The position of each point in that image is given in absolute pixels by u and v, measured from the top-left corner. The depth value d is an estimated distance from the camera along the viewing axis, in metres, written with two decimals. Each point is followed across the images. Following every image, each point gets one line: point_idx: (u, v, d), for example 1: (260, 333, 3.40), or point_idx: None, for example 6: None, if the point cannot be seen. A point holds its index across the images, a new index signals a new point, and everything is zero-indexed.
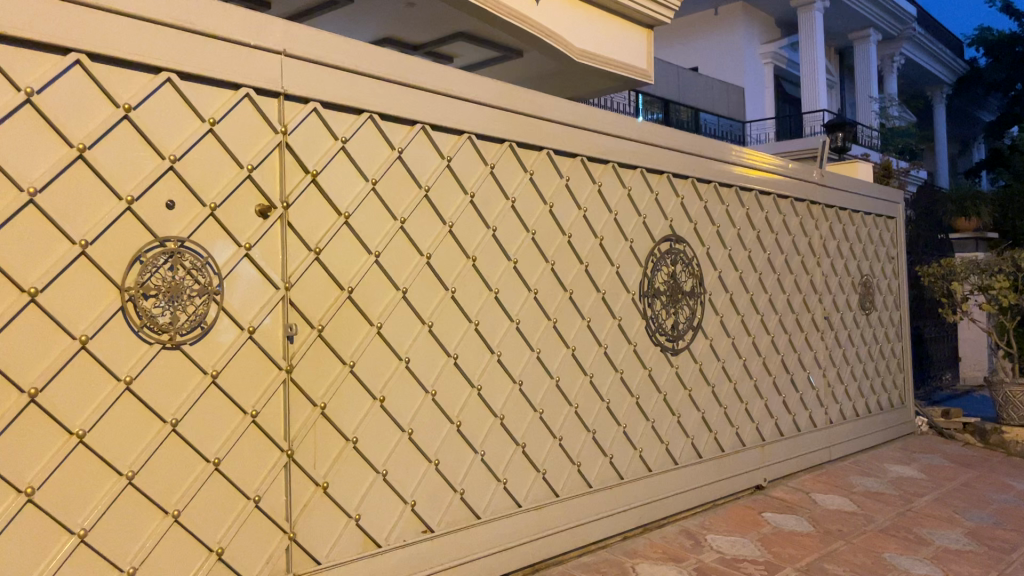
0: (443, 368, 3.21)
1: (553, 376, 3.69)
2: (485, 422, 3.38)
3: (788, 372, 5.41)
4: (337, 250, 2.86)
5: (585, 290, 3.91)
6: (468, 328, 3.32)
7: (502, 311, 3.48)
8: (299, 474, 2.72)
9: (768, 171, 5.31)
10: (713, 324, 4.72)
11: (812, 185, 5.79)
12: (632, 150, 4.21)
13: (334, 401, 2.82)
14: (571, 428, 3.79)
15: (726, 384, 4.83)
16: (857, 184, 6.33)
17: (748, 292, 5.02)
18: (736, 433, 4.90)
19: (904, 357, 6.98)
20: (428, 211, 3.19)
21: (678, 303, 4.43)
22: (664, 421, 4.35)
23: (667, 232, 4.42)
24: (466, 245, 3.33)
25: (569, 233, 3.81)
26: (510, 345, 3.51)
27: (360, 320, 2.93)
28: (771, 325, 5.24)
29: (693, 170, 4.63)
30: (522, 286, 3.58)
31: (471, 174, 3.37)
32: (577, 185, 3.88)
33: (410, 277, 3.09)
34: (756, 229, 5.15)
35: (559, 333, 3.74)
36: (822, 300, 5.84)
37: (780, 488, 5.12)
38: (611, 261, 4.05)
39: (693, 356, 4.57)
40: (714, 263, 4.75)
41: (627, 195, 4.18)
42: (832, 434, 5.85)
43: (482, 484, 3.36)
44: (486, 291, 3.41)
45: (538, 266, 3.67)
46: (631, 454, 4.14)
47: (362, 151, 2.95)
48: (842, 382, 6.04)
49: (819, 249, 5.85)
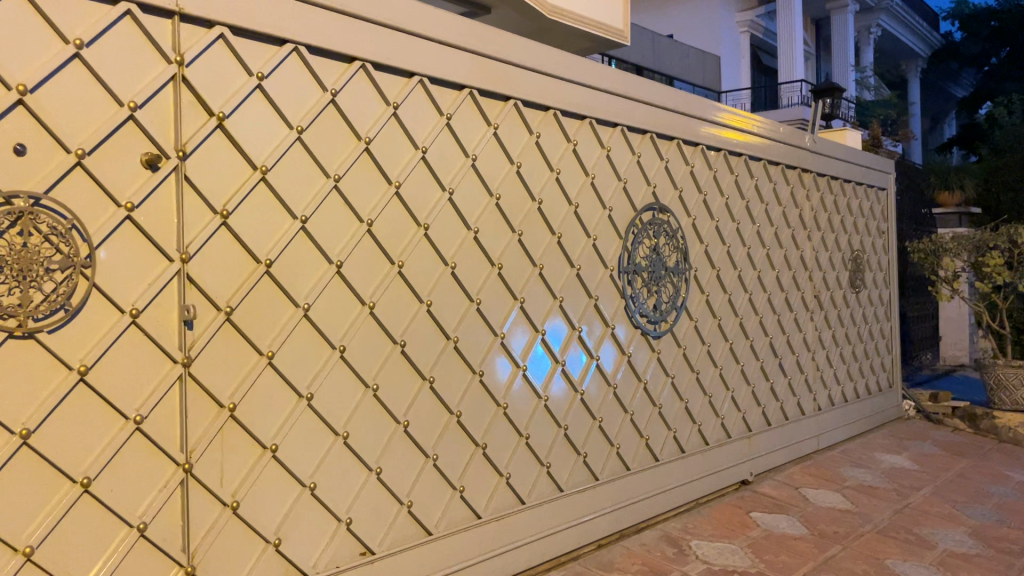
0: (388, 359, 2.68)
1: (519, 366, 3.18)
2: (439, 420, 2.87)
3: (776, 355, 4.95)
4: (251, 215, 2.30)
5: (557, 266, 3.39)
6: (420, 310, 2.78)
7: (460, 291, 2.95)
8: (201, 493, 2.18)
9: (758, 133, 4.80)
10: (699, 305, 4.23)
11: (803, 152, 5.30)
12: (613, 107, 3.67)
13: (247, 400, 2.28)
14: (540, 424, 3.29)
15: (711, 371, 4.35)
16: (849, 152, 5.85)
17: (736, 269, 4.54)
18: (721, 424, 4.44)
19: (893, 339, 6.56)
20: (370, 169, 2.63)
21: (661, 281, 3.93)
22: (644, 413, 3.87)
23: (649, 200, 3.91)
24: (417, 211, 2.78)
25: (540, 198, 3.28)
26: (469, 330, 2.98)
27: (282, 300, 2.38)
28: (759, 304, 4.77)
29: (678, 131, 4.10)
30: (484, 261, 3.05)
31: (423, 127, 2.82)
32: (548, 144, 3.34)
33: (347, 249, 2.54)
34: (745, 199, 4.66)
35: (527, 315, 3.23)
36: (813, 277, 5.37)
37: (767, 483, 4.67)
38: (586, 232, 3.54)
39: (676, 339, 4.08)
40: (701, 235, 4.25)
41: (606, 156, 3.65)
42: (820, 421, 5.42)
43: (434, 494, 2.84)
44: (441, 266, 2.88)
45: (503, 237, 3.14)
46: (607, 452, 3.66)
47: (285, 93, 2.39)
48: (831, 365, 5.60)
49: (810, 221, 5.37)
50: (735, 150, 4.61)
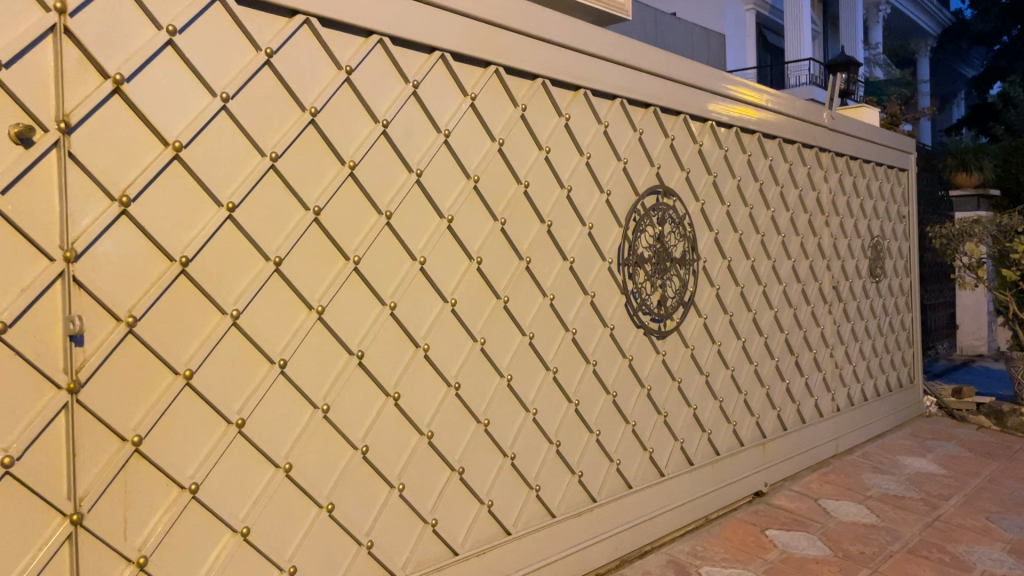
0: (343, 373, 2.25)
1: (503, 375, 2.76)
2: (407, 443, 2.44)
3: (792, 353, 4.51)
4: (162, 202, 1.86)
5: (546, 259, 2.95)
6: (382, 315, 2.34)
7: (432, 290, 2.53)
8: (96, 549, 1.75)
9: (772, 109, 4.35)
10: (709, 299, 3.79)
11: (821, 129, 4.85)
12: (611, 76, 3.21)
13: (158, 432, 1.85)
14: (527, 441, 2.86)
15: (722, 373, 3.92)
16: (869, 130, 5.39)
17: (749, 259, 4.10)
18: (733, 431, 4.01)
19: (914, 331, 6.12)
20: (319, 147, 2.19)
21: (668, 273, 3.49)
22: (647, 423, 3.45)
23: (653, 182, 3.46)
24: (378, 197, 2.34)
25: (526, 180, 2.84)
26: (441, 337, 2.55)
27: (205, 307, 1.95)
28: (774, 298, 4.33)
29: (684, 105, 3.65)
30: (460, 255, 2.62)
31: (385, 98, 2.37)
32: (536, 119, 2.90)
33: (290, 242, 2.11)
34: (758, 180, 4.20)
35: (511, 316, 2.80)
36: (831, 266, 4.93)
37: (782, 494, 4.26)
38: (580, 220, 3.10)
39: (683, 339, 3.64)
40: (710, 222, 3.80)
41: (603, 132, 3.20)
42: (839, 423, 5.00)
43: (401, 530, 2.42)
44: (408, 262, 2.44)
45: (483, 227, 2.71)
46: (606, 469, 3.23)
47: (206, 52, 1.94)
48: (850, 361, 5.16)
49: (828, 205, 4.92)
50: (748, 127, 4.16)
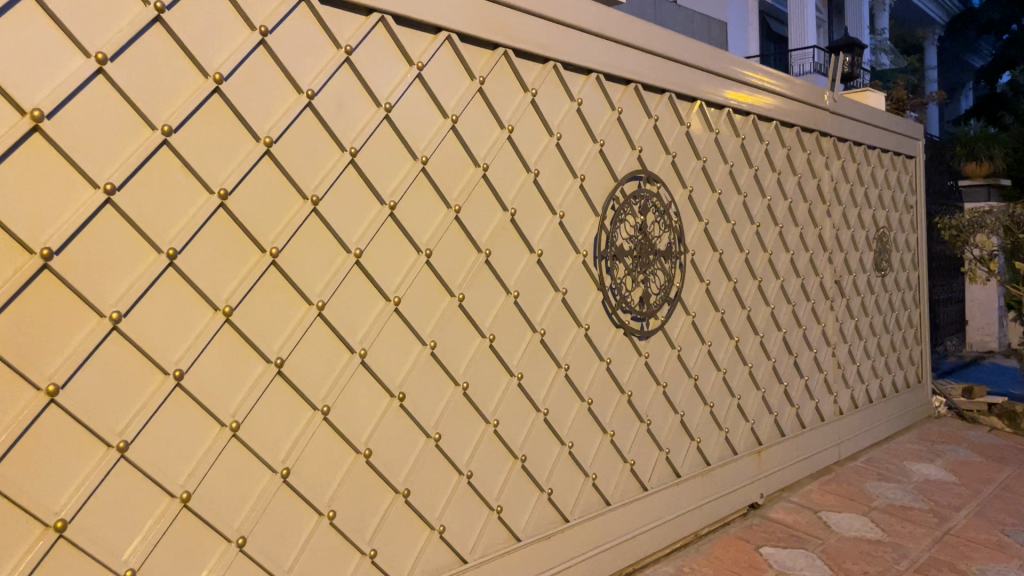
0: (259, 383, 1.93)
1: (458, 383, 2.43)
2: (340, 463, 2.11)
3: (792, 353, 4.18)
4: (15, 181, 1.54)
5: (509, 251, 2.63)
6: (308, 315, 2.03)
7: (372, 288, 2.20)
8: None
9: (770, 90, 4.00)
10: (697, 296, 3.46)
11: (822, 112, 4.50)
12: (586, 48, 2.87)
13: (13, 459, 1.54)
14: (487, 456, 2.53)
15: (714, 376, 3.60)
16: (874, 114, 5.04)
17: (743, 252, 3.76)
18: (726, 439, 3.68)
19: (922, 327, 5.78)
20: (227, 121, 1.87)
21: (651, 267, 3.16)
22: (628, 432, 3.12)
23: (634, 166, 3.13)
24: (302, 180, 2.02)
25: (485, 162, 2.51)
26: (382, 341, 2.22)
27: (76, 308, 1.63)
28: (771, 294, 3.99)
29: (670, 83, 3.31)
30: (406, 247, 2.30)
31: (311, 65, 2.05)
32: (497, 95, 2.57)
33: (189, 231, 1.79)
34: (754, 167, 3.86)
35: (467, 316, 2.47)
36: (833, 260, 4.59)
37: (780, 506, 3.93)
38: (550, 208, 2.77)
39: (668, 340, 3.31)
40: (700, 211, 3.47)
41: (576, 111, 2.87)
42: (841, 428, 4.66)
43: (333, 564, 2.10)
44: (341, 254, 2.12)
45: (434, 216, 2.38)
46: (581, 486, 2.90)
47: (76, 5, 1.62)
48: (854, 361, 4.82)
49: (831, 193, 4.58)
50: (742, 109, 3.81)
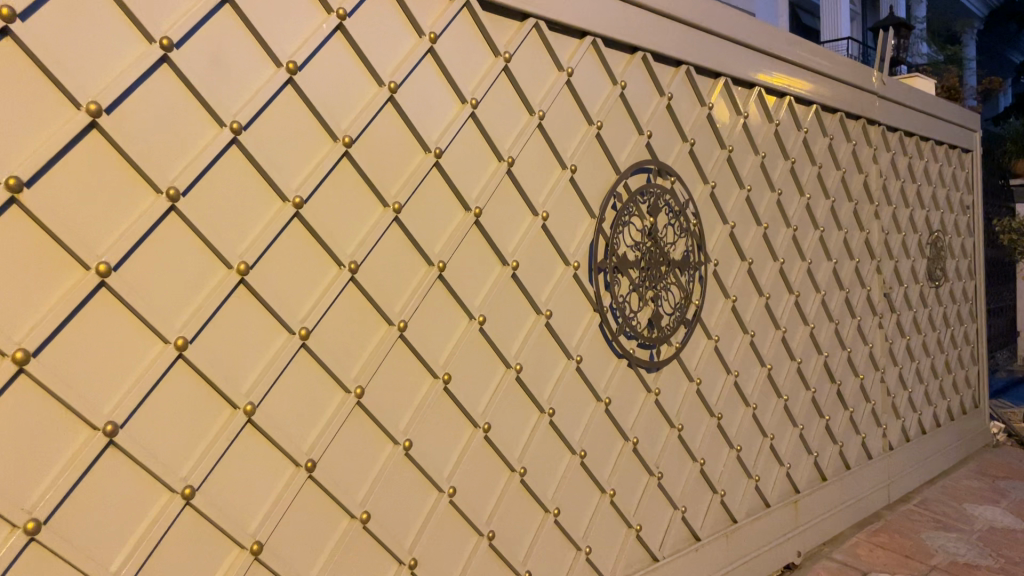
0: (78, 459, 1.32)
1: (397, 441, 1.80)
2: (214, 563, 1.51)
3: (834, 380, 3.51)
4: None
5: (473, 264, 2.01)
6: (161, 359, 1.42)
7: (267, 316, 1.59)
8: None
9: (810, 69, 3.34)
10: (721, 316, 2.82)
11: (870, 98, 3.83)
12: (580, 4, 2.24)
13: None
14: (440, 535, 1.92)
15: (741, 412, 2.95)
16: (929, 100, 4.36)
17: (777, 261, 3.11)
18: (756, 488, 3.03)
19: (979, 345, 5.09)
20: (23, 81, 1.28)
21: (663, 280, 2.52)
22: (631, 487, 2.48)
23: (642, 156, 2.50)
24: (154, 166, 1.42)
25: (438, 147, 1.89)
26: (283, 392, 1.61)
27: None
28: (810, 311, 3.34)
29: (690, 53, 2.66)
30: (322, 260, 1.68)
31: (169, 6, 1.45)
32: (456, 60, 1.96)
33: None
34: (791, 159, 3.20)
35: (413, 352, 1.85)
36: (882, 269, 3.92)
37: (822, 566, 3.26)
38: (530, 208, 2.15)
39: (685, 372, 2.67)
40: (724, 212, 2.82)
41: (566, 83, 2.25)
42: (891, 466, 3.99)
43: None
44: (217, 272, 1.52)
45: (366, 218, 1.77)
46: (570, 562, 2.28)
47: None
48: (905, 387, 4.15)
49: (879, 191, 3.91)
50: (776, 90, 3.15)
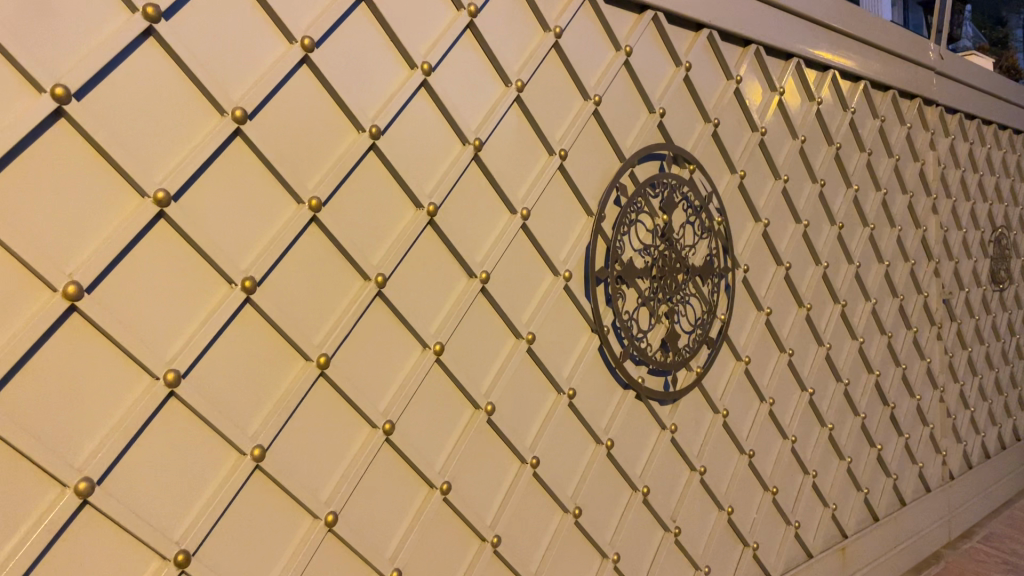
0: None
1: (318, 515, 1.36)
2: None
3: (887, 403, 3.01)
4: None
5: (428, 277, 1.55)
6: None
7: (119, 357, 1.15)
8: None
9: (859, 39, 2.83)
10: (752, 334, 2.34)
11: (927, 74, 3.31)
12: None
13: None
14: None
15: (777, 445, 2.47)
16: (992, 78, 3.82)
17: (820, 265, 2.62)
18: (796, 535, 2.54)
19: None
20: None
21: (681, 291, 2.05)
22: (640, 546, 2.02)
23: (654, 138, 2.03)
24: None
25: (375, 125, 1.43)
26: (145, 459, 1.18)
27: None
28: (859, 323, 2.85)
29: (715, 14, 2.17)
30: (205, 277, 1.24)
31: None
32: (402, 13, 1.50)
33: None
34: (836, 144, 2.71)
35: (342, 396, 1.40)
36: (941, 271, 3.40)
37: None
38: (506, 204, 1.69)
39: (708, 402, 2.20)
40: (755, 206, 2.34)
41: (554, 47, 1.78)
42: (951, 497, 3.48)
43: None
44: (39, 296, 1.08)
45: (272, 221, 1.32)
46: None
47: None
48: (967, 406, 3.63)
49: (937, 182, 3.39)
50: (818, 64, 2.66)
